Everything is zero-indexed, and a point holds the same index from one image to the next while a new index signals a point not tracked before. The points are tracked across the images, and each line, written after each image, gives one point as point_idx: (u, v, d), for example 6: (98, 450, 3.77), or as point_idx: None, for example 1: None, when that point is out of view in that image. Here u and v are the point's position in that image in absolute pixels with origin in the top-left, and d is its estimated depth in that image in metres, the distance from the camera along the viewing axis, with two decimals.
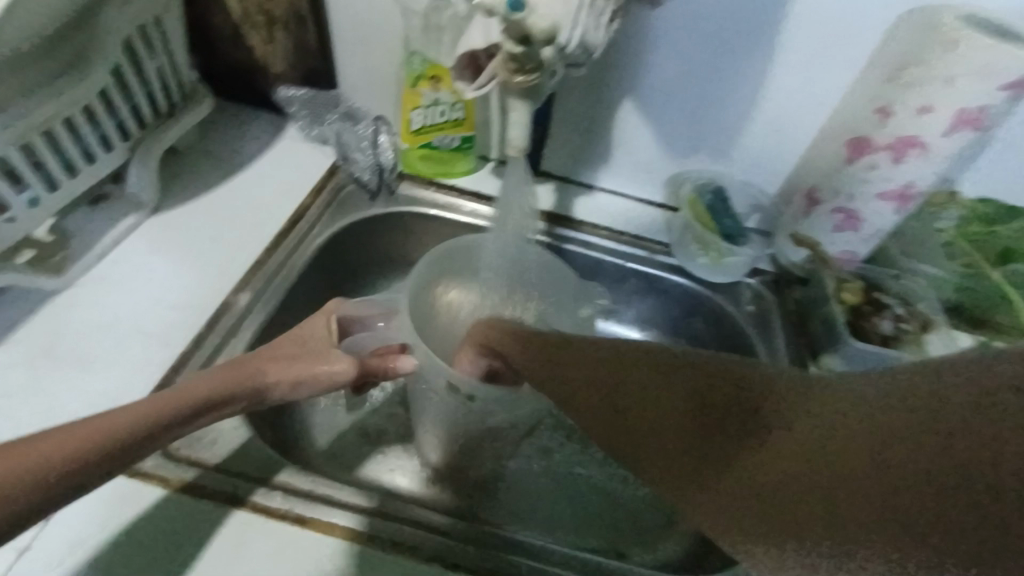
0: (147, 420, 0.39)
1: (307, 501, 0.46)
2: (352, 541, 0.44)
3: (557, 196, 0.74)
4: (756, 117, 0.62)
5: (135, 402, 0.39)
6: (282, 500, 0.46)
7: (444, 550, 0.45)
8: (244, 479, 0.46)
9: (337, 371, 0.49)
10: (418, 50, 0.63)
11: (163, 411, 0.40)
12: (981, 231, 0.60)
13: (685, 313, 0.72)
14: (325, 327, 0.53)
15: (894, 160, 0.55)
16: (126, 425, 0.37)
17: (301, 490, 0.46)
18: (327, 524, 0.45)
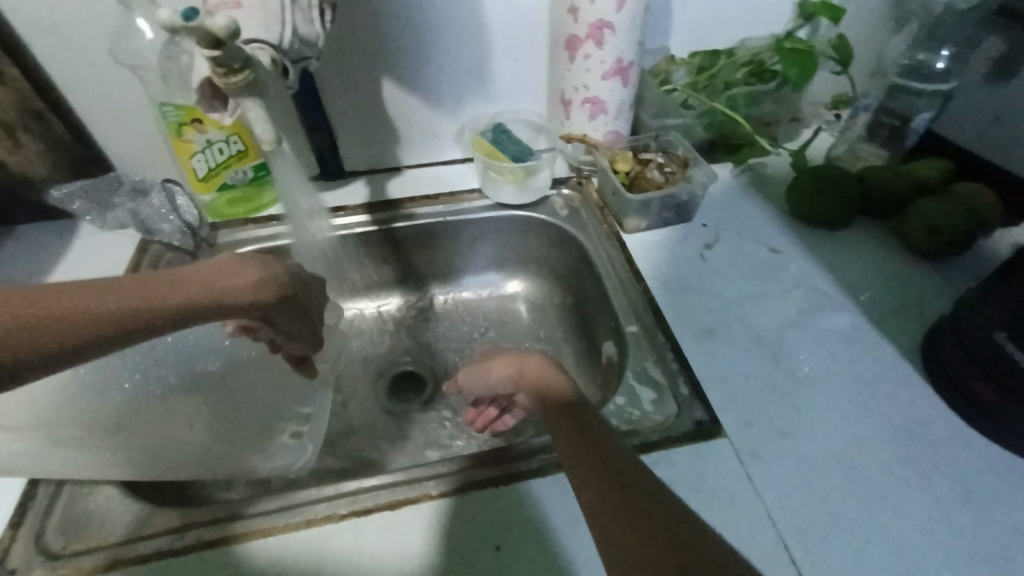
0: (172, 313, 0.39)
1: (284, 507, 0.47)
2: (349, 516, 0.47)
3: (370, 187, 0.80)
4: (493, 53, 0.73)
5: (187, 281, 0.41)
6: (264, 521, 0.46)
7: (434, 485, 0.48)
8: (212, 522, 0.46)
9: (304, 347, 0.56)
10: (165, 101, 0.63)
11: (178, 311, 0.39)
12: (704, 79, 0.77)
13: (519, 236, 0.80)
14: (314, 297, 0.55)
15: (598, 44, 0.66)
16: (106, 315, 0.35)
17: (276, 505, 0.47)
18: (320, 517, 0.47)
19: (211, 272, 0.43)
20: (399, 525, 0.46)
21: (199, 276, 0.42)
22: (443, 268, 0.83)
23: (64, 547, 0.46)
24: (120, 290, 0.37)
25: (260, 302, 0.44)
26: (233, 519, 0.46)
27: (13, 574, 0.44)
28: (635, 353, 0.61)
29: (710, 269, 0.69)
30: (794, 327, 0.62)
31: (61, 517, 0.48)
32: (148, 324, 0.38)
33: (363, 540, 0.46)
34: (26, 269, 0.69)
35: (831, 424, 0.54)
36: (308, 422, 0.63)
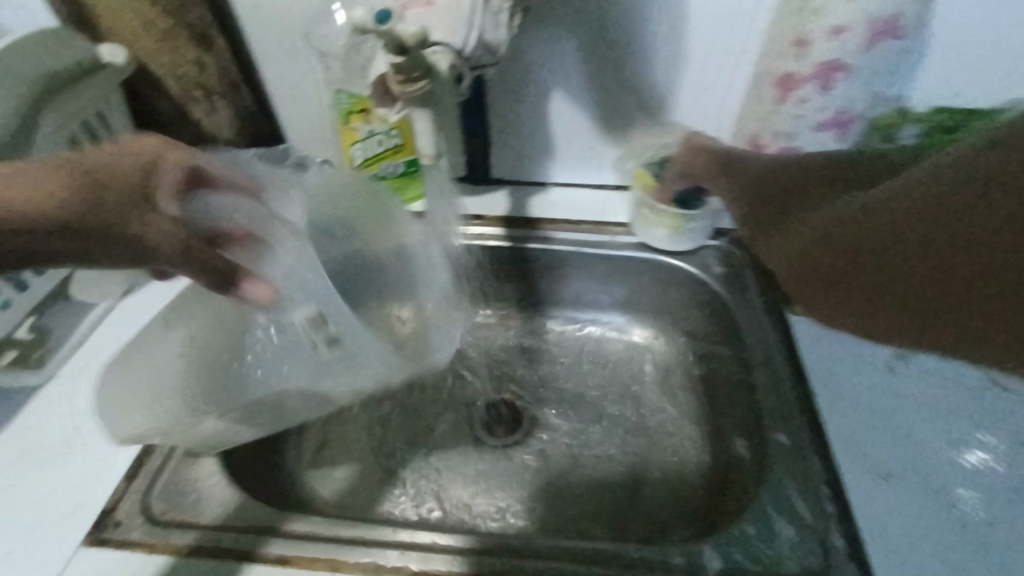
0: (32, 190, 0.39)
1: (329, 541, 0.46)
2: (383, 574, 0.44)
3: (511, 199, 0.75)
4: (682, 82, 0.64)
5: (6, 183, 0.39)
6: (298, 546, 0.46)
7: (503, 568, 0.44)
8: (253, 532, 0.47)
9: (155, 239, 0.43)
10: (341, 88, 0.64)
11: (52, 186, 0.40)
12: (943, 142, 0.61)
13: (659, 284, 0.71)
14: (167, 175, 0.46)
15: (824, 89, 0.58)
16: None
17: (321, 533, 0.47)
18: (357, 565, 0.45)
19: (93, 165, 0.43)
20: None
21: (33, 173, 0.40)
22: (564, 296, 0.76)
23: (162, 513, 0.49)
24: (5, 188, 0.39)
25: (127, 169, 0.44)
26: (271, 537, 0.46)
27: (118, 526, 0.48)
28: (776, 471, 0.48)
29: (899, 390, 0.55)
30: (987, 484, 0.49)
31: (166, 481, 0.51)
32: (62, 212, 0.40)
33: None
34: None
35: None
36: (328, 335, 0.48)
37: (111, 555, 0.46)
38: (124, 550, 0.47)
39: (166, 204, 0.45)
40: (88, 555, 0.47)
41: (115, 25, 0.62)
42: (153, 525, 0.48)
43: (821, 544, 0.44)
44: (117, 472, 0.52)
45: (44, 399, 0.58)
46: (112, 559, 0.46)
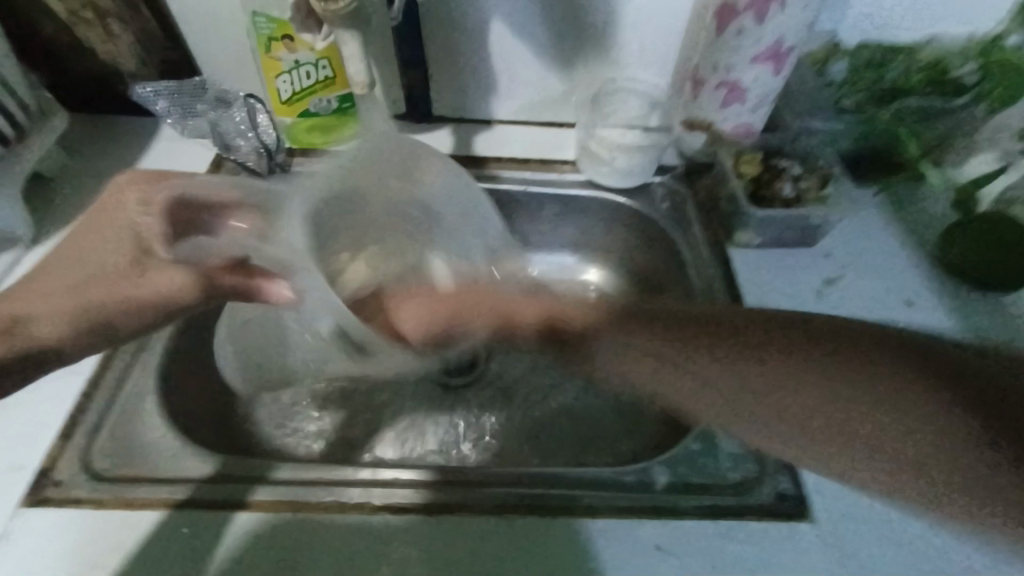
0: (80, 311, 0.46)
1: (320, 488, 0.46)
2: (374, 513, 0.45)
3: (456, 138, 0.72)
4: (624, 9, 0.62)
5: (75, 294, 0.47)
6: (280, 493, 0.46)
7: (476, 497, 0.46)
8: (241, 484, 0.46)
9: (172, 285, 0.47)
10: (259, 11, 0.58)
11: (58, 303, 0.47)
12: (871, 77, 0.63)
13: (607, 223, 0.72)
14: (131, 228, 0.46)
15: (758, 18, 0.54)
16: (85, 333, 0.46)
17: (309, 481, 0.47)
18: (340, 508, 0.45)
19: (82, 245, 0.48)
20: (444, 532, 0.44)
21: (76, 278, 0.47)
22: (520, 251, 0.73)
23: (109, 471, 0.47)
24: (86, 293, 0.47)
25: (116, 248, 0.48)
26: (256, 485, 0.46)
27: (59, 485, 0.45)
28: None
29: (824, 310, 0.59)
30: None
31: (109, 434, 0.49)
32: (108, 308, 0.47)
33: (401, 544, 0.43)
34: (105, 169, 0.68)
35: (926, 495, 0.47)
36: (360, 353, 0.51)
37: (55, 516, 0.44)
38: (69, 509, 0.44)
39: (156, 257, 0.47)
40: (30, 517, 0.44)
41: None
42: (94, 484, 0.46)
43: (757, 454, 0.48)
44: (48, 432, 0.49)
45: None
46: (58, 518, 0.44)
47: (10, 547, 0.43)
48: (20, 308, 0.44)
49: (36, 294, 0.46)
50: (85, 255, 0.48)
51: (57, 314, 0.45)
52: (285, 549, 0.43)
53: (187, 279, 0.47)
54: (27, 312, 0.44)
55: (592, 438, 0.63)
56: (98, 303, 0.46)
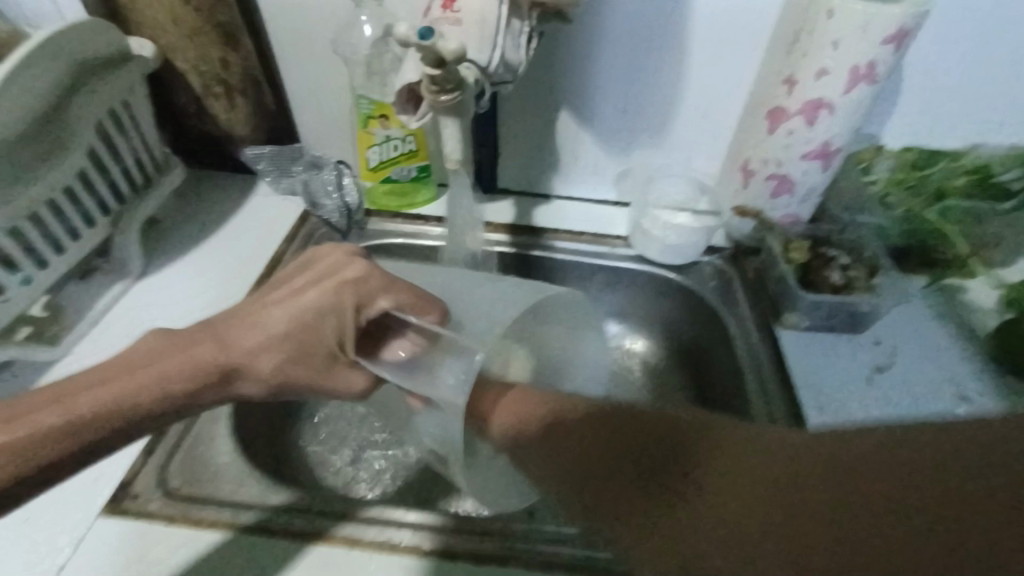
0: (112, 412, 0.40)
1: (398, 529, 0.48)
2: (434, 557, 0.46)
3: (517, 209, 0.78)
4: (683, 106, 0.69)
5: (115, 387, 0.41)
6: (378, 530, 0.47)
7: (535, 550, 0.46)
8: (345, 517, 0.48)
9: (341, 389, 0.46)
10: (362, 94, 0.66)
11: (117, 412, 0.40)
12: (913, 178, 0.68)
13: (654, 296, 0.75)
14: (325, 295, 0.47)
15: (808, 123, 0.59)
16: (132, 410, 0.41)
17: (393, 519, 0.48)
18: (403, 547, 0.46)
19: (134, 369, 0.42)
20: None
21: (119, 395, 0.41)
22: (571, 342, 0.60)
23: (179, 488, 0.50)
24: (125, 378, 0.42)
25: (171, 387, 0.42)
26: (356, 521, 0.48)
27: (135, 498, 0.49)
28: None
29: (873, 397, 0.59)
30: None
31: (183, 459, 0.52)
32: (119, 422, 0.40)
33: None
34: (204, 216, 0.76)
35: None
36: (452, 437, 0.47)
37: (128, 529, 0.47)
38: (142, 521, 0.47)
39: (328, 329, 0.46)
40: (106, 528, 0.47)
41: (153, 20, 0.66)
42: (164, 501, 0.49)
43: None
44: (129, 451, 0.52)
45: (56, 369, 0.59)
46: (127, 529, 0.47)
47: (83, 549, 0.46)
48: (248, 356, 0.44)
49: (254, 334, 0.45)
50: (304, 308, 0.46)
51: (272, 380, 0.45)
52: None
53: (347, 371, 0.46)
54: (254, 353, 0.45)
55: None
56: (292, 381, 0.45)
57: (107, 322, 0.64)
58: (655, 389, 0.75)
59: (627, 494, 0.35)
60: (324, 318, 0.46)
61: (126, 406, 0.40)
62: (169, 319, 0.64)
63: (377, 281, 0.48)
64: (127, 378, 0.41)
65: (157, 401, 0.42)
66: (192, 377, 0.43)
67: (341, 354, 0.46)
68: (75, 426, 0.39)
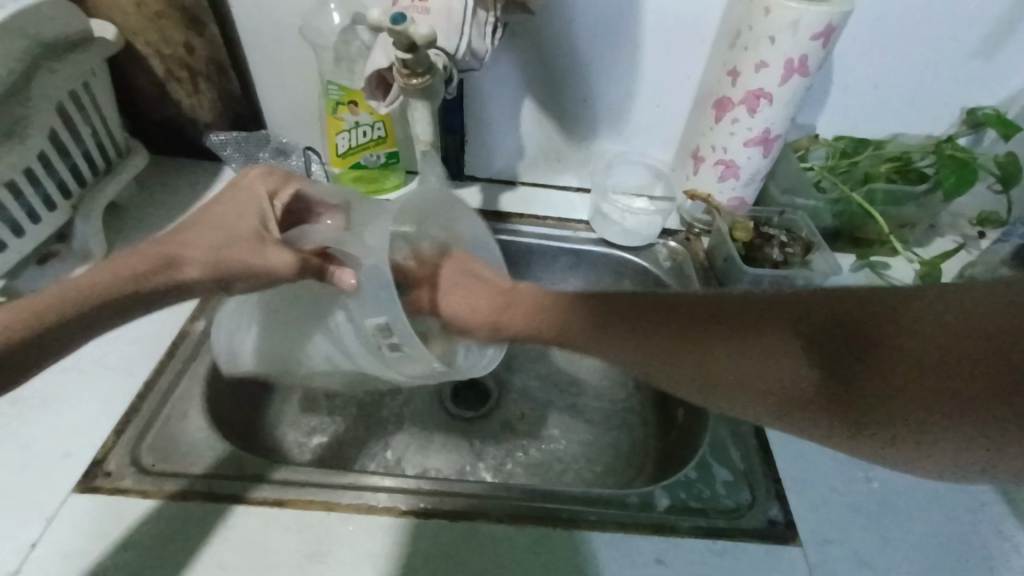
0: (94, 284, 0.44)
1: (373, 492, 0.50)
2: (410, 517, 0.49)
3: (482, 194, 0.82)
4: (639, 97, 0.74)
5: (97, 271, 0.45)
6: (352, 495, 0.50)
7: (507, 506, 0.50)
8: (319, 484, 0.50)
9: (275, 261, 0.46)
10: (331, 80, 0.68)
11: (104, 282, 0.44)
12: (844, 165, 0.73)
13: (615, 277, 0.79)
14: (260, 208, 0.50)
15: (750, 112, 0.65)
16: (97, 291, 0.44)
17: (368, 485, 0.51)
18: (383, 509, 0.49)
19: (106, 264, 0.46)
20: (465, 534, 0.48)
21: (98, 271, 0.45)
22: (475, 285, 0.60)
23: (153, 465, 0.51)
24: (102, 268, 0.46)
25: (132, 266, 0.45)
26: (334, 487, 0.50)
27: (109, 475, 0.49)
28: (712, 426, 0.57)
29: None
30: None
31: (156, 438, 0.53)
32: (92, 301, 0.44)
33: (430, 541, 0.47)
34: (169, 202, 0.76)
35: (920, 533, 0.51)
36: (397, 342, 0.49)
37: (104, 502, 0.48)
38: (115, 496, 0.48)
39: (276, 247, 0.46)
40: (79, 502, 0.48)
41: (114, 2, 0.66)
42: (141, 474, 0.50)
43: (749, 483, 0.53)
44: (104, 428, 0.53)
45: None
46: (107, 503, 0.48)
47: (59, 525, 0.46)
48: (188, 245, 0.47)
49: (196, 235, 0.47)
50: (236, 209, 0.50)
51: (212, 263, 0.46)
52: (309, 543, 0.46)
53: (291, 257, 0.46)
54: (195, 243, 0.47)
55: (594, 473, 0.67)
56: (226, 258, 0.46)
57: None
58: None
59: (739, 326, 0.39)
60: (251, 217, 0.49)
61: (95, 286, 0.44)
62: None
63: (277, 175, 0.53)
64: (104, 268, 0.45)
65: (112, 279, 0.45)
66: (136, 262, 0.46)
67: (269, 237, 0.47)
68: (56, 305, 0.43)
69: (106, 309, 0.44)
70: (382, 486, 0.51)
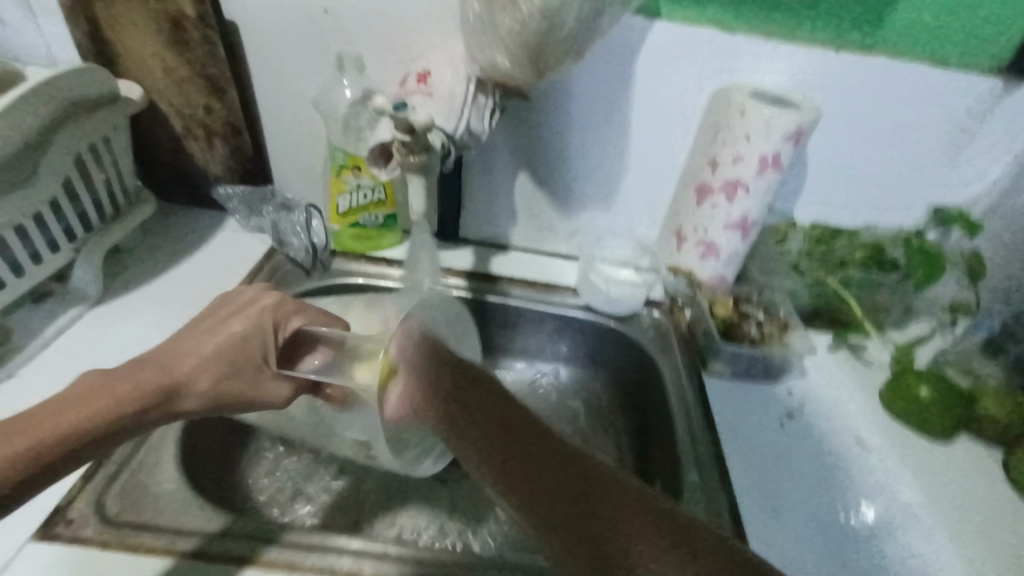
0: (74, 430, 0.41)
1: (339, 553, 0.49)
2: None
3: (475, 256, 0.85)
4: (627, 178, 0.78)
5: (64, 412, 0.42)
6: (316, 558, 0.49)
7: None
8: (281, 544, 0.49)
9: (275, 394, 0.51)
10: (338, 146, 0.72)
11: (79, 429, 0.41)
12: (820, 250, 0.76)
13: (598, 343, 0.81)
14: (262, 344, 0.51)
15: (728, 198, 0.69)
16: (61, 437, 0.41)
17: (333, 545, 0.50)
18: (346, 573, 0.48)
19: (80, 397, 0.43)
20: None
21: (60, 414, 0.42)
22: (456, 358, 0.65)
23: (118, 515, 0.50)
24: (63, 411, 0.42)
25: (135, 407, 0.44)
26: (297, 548, 0.49)
27: (70, 523, 0.49)
28: (688, 503, 0.57)
29: (785, 441, 0.65)
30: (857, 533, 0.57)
31: (125, 485, 0.52)
32: (70, 452, 0.41)
33: None
34: (171, 247, 0.78)
35: None
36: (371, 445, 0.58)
37: (63, 552, 0.47)
38: (74, 546, 0.47)
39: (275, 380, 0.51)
40: (39, 549, 0.47)
41: (143, 66, 0.71)
42: (104, 525, 0.49)
43: None
44: (72, 475, 0.53)
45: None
46: (68, 553, 0.47)
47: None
48: (187, 375, 0.47)
49: (188, 357, 0.48)
50: (230, 336, 0.50)
51: (212, 396, 0.48)
52: None
53: (290, 390, 0.52)
54: (193, 374, 0.47)
55: None
56: (231, 393, 0.48)
57: (55, 345, 0.64)
58: (596, 429, 0.80)
59: (600, 493, 0.36)
60: (252, 345, 0.51)
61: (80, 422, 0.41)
62: (124, 342, 0.65)
63: (290, 305, 0.55)
64: (86, 404, 0.42)
65: (95, 417, 0.42)
66: (140, 398, 0.44)
67: (268, 368, 0.51)
68: (28, 458, 0.39)
69: (58, 459, 0.40)
70: (349, 546, 0.50)
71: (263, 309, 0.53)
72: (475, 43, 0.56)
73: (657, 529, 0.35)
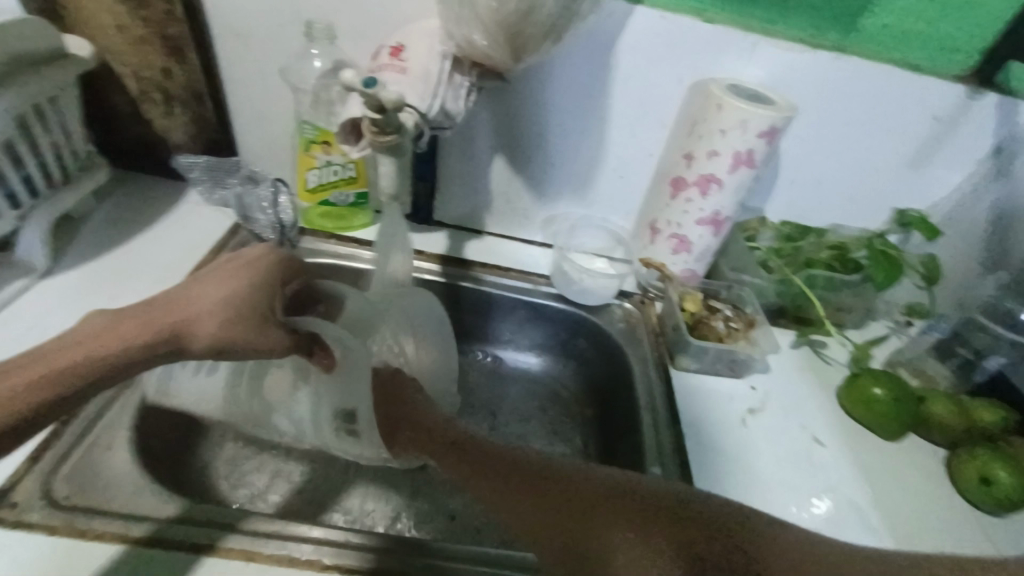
0: (80, 372, 0.41)
1: (298, 541, 0.48)
2: (331, 570, 0.47)
3: (448, 240, 0.84)
4: (604, 167, 0.77)
5: (68, 353, 0.42)
6: (274, 545, 0.48)
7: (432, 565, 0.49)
8: (238, 532, 0.48)
9: (274, 345, 0.50)
10: (308, 120, 0.69)
11: (84, 371, 0.41)
12: (789, 249, 0.78)
13: (569, 333, 0.81)
14: (268, 297, 0.51)
15: (702, 194, 0.69)
16: (67, 374, 0.41)
17: (292, 534, 0.49)
18: (304, 562, 0.47)
19: (85, 339, 0.43)
20: None
21: (66, 356, 0.41)
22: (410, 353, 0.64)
23: (65, 499, 0.48)
24: (69, 352, 0.42)
25: (144, 346, 0.44)
26: (255, 536, 0.48)
27: (12, 508, 0.46)
28: None
29: (744, 435, 0.67)
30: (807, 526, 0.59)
31: (73, 467, 0.50)
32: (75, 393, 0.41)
33: None
34: (128, 219, 0.74)
35: None
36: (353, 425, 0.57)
37: (4, 538, 0.45)
38: (16, 532, 0.45)
39: (275, 333, 0.50)
40: None
41: (96, 23, 0.66)
42: (49, 508, 0.47)
43: None
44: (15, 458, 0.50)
45: None
46: (10, 539, 0.45)
47: None
48: (193, 320, 0.47)
49: (196, 301, 0.48)
50: (235, 290, 0.49)
51: (216, 341, 0.47)
52: None
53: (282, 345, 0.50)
54: (199, 319, 0.47)
55: None
56: (235, 338, 0.48)
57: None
58: (564, 418, 0.80)
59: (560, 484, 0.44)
60: (258, 295, 0.51)
61: (88, 359, 0.42)
62: (72, 317, 0.61)
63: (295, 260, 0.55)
64: (97, 342, 0.43)
65: (102, 358, 0.42)
66: (147, 335, 0.44)
67: (273, 318, 0.51)
68: (28, 393, 0.39)
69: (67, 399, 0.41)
70: (306, 535, 0.49)
71: (272, 261, 0.53)
72: (451, 20, 0.54)
73: (624, 501, 0.42)
